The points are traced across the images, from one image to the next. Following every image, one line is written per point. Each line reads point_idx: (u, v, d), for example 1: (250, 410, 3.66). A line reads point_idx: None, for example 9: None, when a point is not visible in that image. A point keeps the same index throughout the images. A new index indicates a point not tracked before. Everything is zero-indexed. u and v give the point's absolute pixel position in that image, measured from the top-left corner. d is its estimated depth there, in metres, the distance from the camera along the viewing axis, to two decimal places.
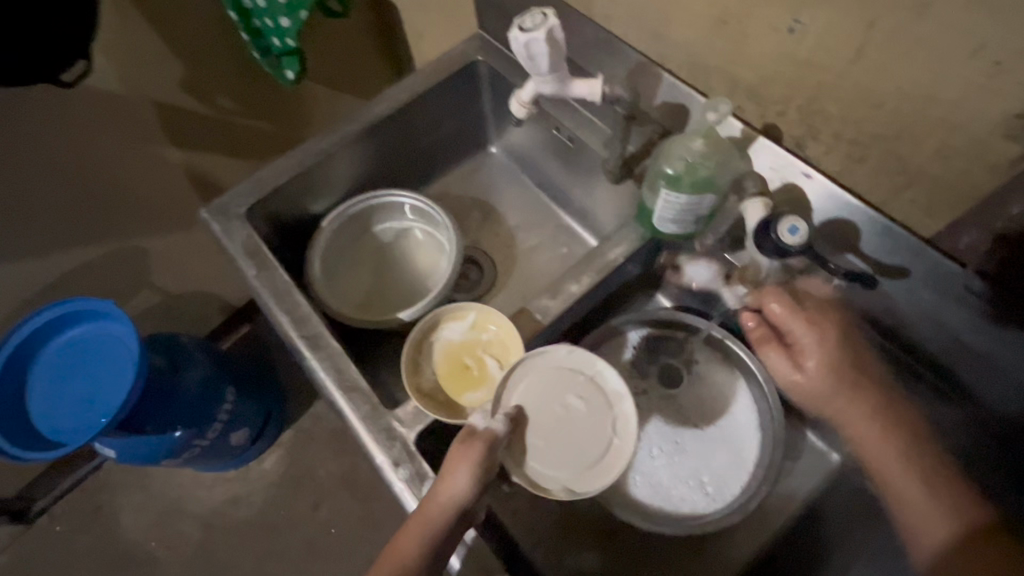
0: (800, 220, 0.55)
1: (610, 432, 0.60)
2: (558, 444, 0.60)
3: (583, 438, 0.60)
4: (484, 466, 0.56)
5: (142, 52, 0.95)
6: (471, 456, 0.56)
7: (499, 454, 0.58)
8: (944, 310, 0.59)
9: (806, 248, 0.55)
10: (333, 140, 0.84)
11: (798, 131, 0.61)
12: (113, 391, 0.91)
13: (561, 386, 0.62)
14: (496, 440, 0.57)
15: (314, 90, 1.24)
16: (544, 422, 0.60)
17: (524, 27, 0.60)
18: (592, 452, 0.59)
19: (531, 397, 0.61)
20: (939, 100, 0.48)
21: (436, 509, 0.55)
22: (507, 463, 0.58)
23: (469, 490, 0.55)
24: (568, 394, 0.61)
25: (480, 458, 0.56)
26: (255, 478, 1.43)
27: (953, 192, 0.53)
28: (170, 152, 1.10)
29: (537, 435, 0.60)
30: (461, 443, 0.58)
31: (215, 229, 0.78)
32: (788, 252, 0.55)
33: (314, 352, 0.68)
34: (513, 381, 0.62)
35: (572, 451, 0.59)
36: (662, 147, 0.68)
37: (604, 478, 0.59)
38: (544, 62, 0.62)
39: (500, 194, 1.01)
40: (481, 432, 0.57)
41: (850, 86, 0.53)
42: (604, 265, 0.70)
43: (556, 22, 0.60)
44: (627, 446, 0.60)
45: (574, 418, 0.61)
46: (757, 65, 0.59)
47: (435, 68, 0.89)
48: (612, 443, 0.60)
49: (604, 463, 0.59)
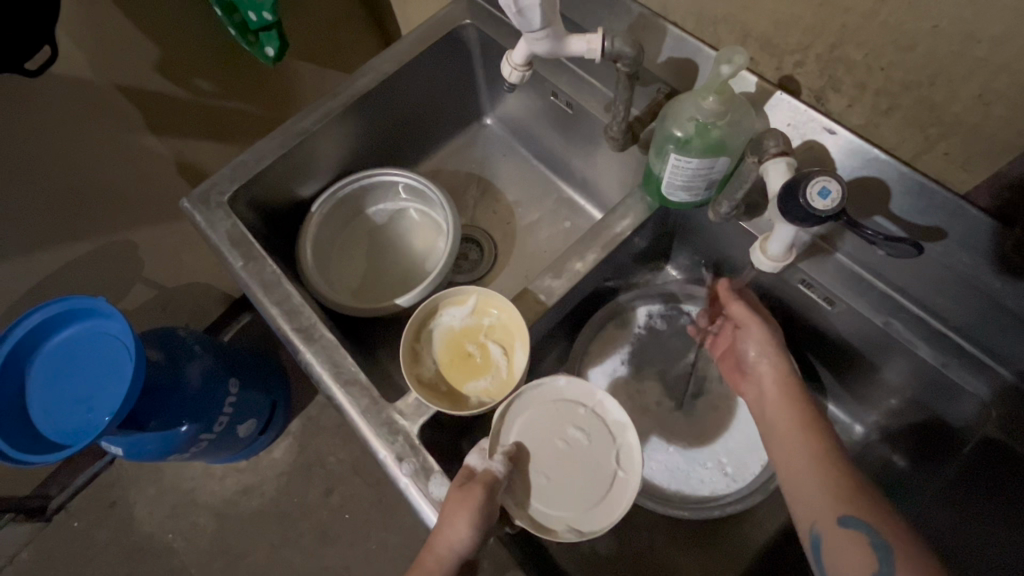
0: (832, 181, 0.50)
1: (614, 464, 0.58)
2: (560, 481, 0.57)
3: (587, 474, 0.58)
4: (486, 512, 0.52)
5: (110, 35, 0.89)
6: (470, 503, 0.52)
7: (500, 497, 0.55)
8: (979, 272, 0.55)
9: (840, 212, 0.49)
10: (315, 118, 0.79)
11: (818, 83, 0.56)
12: (111, 388, 0.89)
13: (562, 419, 0.60)
14: (495, 482, 0.54)
15: (298, 68, 1.18)
16: (545, 459, 0.58)
17: None
18: (596, 489, 0.57)
19: (531, 435, 0.59)
20: (984, 36, 0.43)
21: (432, 560, 0.52)
22: (509, 503, 0.55)
23: (470, 540, 0.51)
24: (568, 426, 0.60)
25: (479, 505, 0.52)
26: (265, 467, 1.43)
27: (993, 142, 0.48)
28: (150, 140, 1.05)
29: (539, 473, 0.57)
30: (459, 487, 0.54)
31: (197, 219, 0.74)
32: (821, 219, 0.49)
33: (308, 344, 0.65)
34: (514, 414, 0.60)
35: (576, 487, 0.57)
36: (669, 106, 0.61)
37: (612, 514, 0.56)
38: (534, 15, 0.56)
39: (497, 168, 0.97)
40: (480, 474, 0.55)
41: (878, 28, 0.48)
42: (610, 240, 0.66)
43: None
44: (633, 479, 0.58)
45: (573, 453, 0.59)
46: (772, 11, 0.54)
47: (419, 35, 0.83)
48: (618, 475, 0.58)
49: (611, 500, 0.56)
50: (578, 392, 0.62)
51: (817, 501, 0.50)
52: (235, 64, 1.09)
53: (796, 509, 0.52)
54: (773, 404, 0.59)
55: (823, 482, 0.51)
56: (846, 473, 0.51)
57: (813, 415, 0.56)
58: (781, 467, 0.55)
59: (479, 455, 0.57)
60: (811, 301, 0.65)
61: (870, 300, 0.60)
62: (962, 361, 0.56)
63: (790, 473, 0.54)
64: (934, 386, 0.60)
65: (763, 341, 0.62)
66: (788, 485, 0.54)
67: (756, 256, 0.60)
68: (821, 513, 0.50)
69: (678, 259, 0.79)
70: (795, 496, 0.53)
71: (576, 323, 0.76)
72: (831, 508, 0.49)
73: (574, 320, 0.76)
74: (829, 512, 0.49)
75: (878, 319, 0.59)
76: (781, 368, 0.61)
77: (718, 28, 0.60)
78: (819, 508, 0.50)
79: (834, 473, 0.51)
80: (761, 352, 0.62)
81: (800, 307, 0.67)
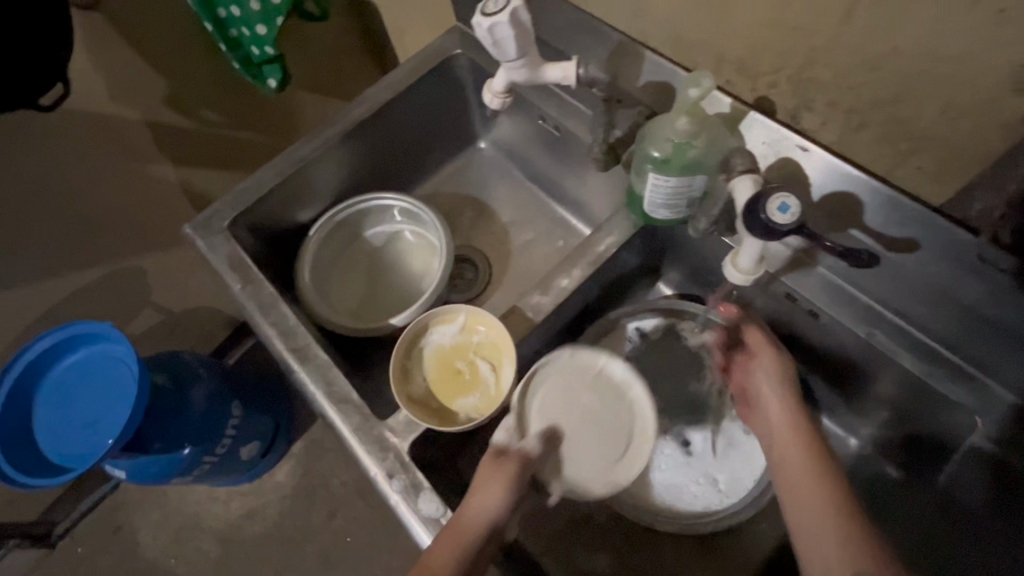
0: (791, 197, 0.51)
1: (629, 417, 0.65)
2: (587, 444, 0.63)
3: (608, 435, 0.63)
4: (519, 483, 0.58)
5: (120, 71, 0.93)
6: (504, 477, 0.57)
7: (533, 468, 0.60)
8: (958, 282, 0.53)
9: (800, 226, 0.51)
10: (314, 145, 0.83)
11: (792, 103, 0.58)
12: (116, 411, 0.91)
13: (574, 388, 0.65)
14: (529, 459, 0.60)
15: (301, 98, 1.23)
16: (568, 426, 0.63)
17: (487, 11, 0.57)
18: (619, 444, 0.63)
19: (551, 409, 0.63)
20: (944, 56, 0.45)
21: (469, 524, 0.54)
22: (545, 472, 0.61)
23: (502, 507, 0.56)
24: (581, 394, 0.65)
25: (514, 480, 0.57)
26: (269, 490, 1.43)
27: (963, 156, 0.49)
28: (157, 169, 1.09)
29: (564, 443, 0.62)
30: (492, 464, 0.59)
31: (199, 245, 0.76)
32: (779, 232, 0.51)
33: (302, 364, 0.67)
34: (530, 393, 0.64)
35: (602, 447, 0.63)
36: (646, 127, 0.63)
37: (635, 465, 0.63)
38: (511, 46, 0.59)
39: (492, 190, 0.99)
40: (512, 453, 0.60)
41: (844, 49, 0.50)
42: (596, 258, 0.67)
43: (520, 3, 0.56)
44: (649, 425, 0.64)
45: (591, 418, 0.64)
46: (743, 36, 0.56)
47: (413, 65, 0.86)
48: (635, 425, 0.64)
49: (630, 452, 0.63)
50: (583, 360, 0.66)
51: (825, 551, 0.51)
52: (240, 95, 1.13)
53: (805, 555, 0.52)
54: (786, 446, 0.59)
55: (833, 533, 0.51)
56: (858, 525, 0.51)
57: (824, 457, 0.57)
58: (788, 509, 0.55)
59: (507, 434, 0.61)
60: (798, 313, 0.66)
61: (854, 312, 0.61)
62: (947, 370, 0.57)
63: (800, 517, 0.54)
64: (923, 398, 0.60)
65: (774, 374, 0.63)
66: (796, 530, 0.54)
67: (727, 270, 0.61)
68: (830, 563, 0.50)
69: (669, 275, 0.80)
70: (804, 542, 0.52)
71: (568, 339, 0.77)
72: (841, 559, 0.50)
73: (567, 337, 0.77)
74: (841, 563, 0.49)
75: (861, 330, 0.60)
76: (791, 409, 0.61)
77: (695, 52, 0.62)
78: (828, 560, 0.50)
79: (844, 522, 0.51)
80: (773, 386, 0.63)
81: (789, 320, 0.68)
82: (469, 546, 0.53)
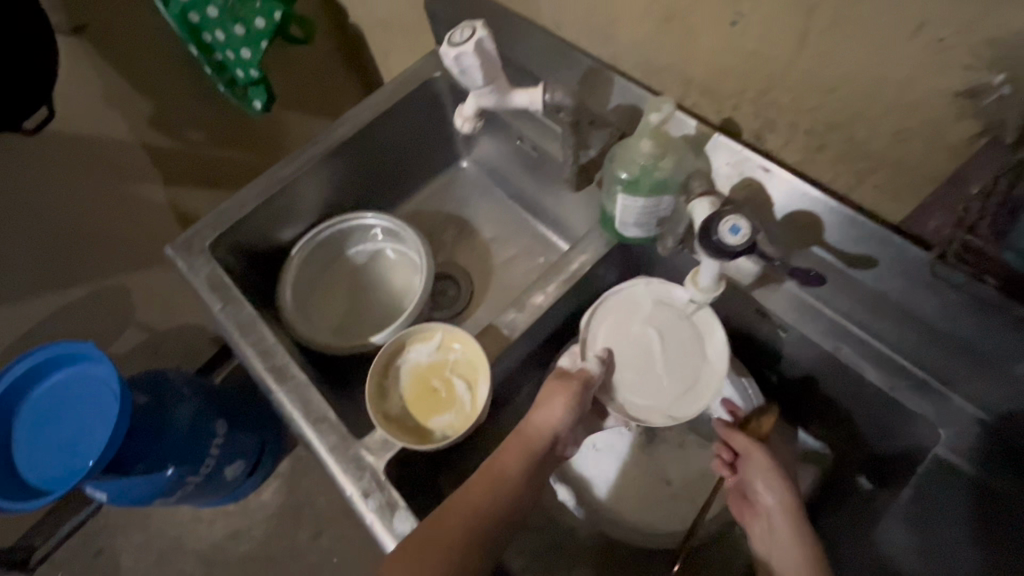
0: (742, 219, 0.52)
1: (702, 353, 0.66)
2: (652, 374, 0.66)
3: (675, 368, 0.66)
4: (579, 402, 0.64)
5: (104, 94, 0.94)
6: (568, 392, 0.64)
7: (592, 392, 0.66)
8: (916, 299, 0.55)
9: (751, 247, 0.52)
10: (296, 166, 0.84)
11: (755, 124, 0.60)
12: (96, 432, 0.90)
13: (650, 321, 0.68)
14: (591, 380, 0.65)
15: (287, 118, 1.25)
16: (636, 355, 0.68)
17: (454, 40, 0.59)
18: (685, 379, 0.66)
19: (617, 335, 0.69)
20: (889, 81, 0.47)
21: (534, 432, 0.63)
22: (602, 393, 0.67)
23: (563, 419, 0.63)
24: (657, 328, 0.68)
25: (576, 397, 0.64)
26: (254, 510, 1.42)
27: (915, 175, 0.51)
28: (142, 189, 1.10)
29: (628, 368, 0.67)
30: (557, 381, 0.66)
31: (179, 265, 0.77)
32: (731, 253, 0.52)
33: (280, 383, 0.67)
34: (598, 319, 0.69)
35: (667, 379, 0.66)
36: (615, 149, 0.65)
37: (698, 401, 0.64)
38: (478, 75, 0.62)
39: (474, 208, 1.00)
40: (576, 373, 0.66)
41: (799, 74, 0.52)
42: (572, 275, 0.69)
43: (486, 33, 0.59)
44: (720, 361, 0.65)
45: (660, 352, 0.67)
46: (706, 61, 0.58)
47: (395, 87, 0.88)
48: (707, 361, 0.66)
49: (697, 392, 0.65)
50: (658, 291, 0.70)
51: None
52: (226, 116, 1.15)
53: None
54: (786, 542, 0.59)
55: None
56: None
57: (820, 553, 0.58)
58: None
59: (571, 358, 0.68)
60: (770, 328, 0.68)
61: (821, 327, 0.62)
62: (910, 384, 0.58)
63: None
64: (890, 410, 0.61)
65: (771, 475, 0.64)
66: None
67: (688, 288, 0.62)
68: None
69: None
70: None
71: (548, 356, 0.78)
72: None
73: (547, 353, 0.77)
74: None
75: (828, 344, 0.62)
76: (786, 502, 0.62)
77: (663, 76, 0.65)
78: None
79: None
80: (771, 485, 0.63)
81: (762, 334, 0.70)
82: (534, 457, 0.62)
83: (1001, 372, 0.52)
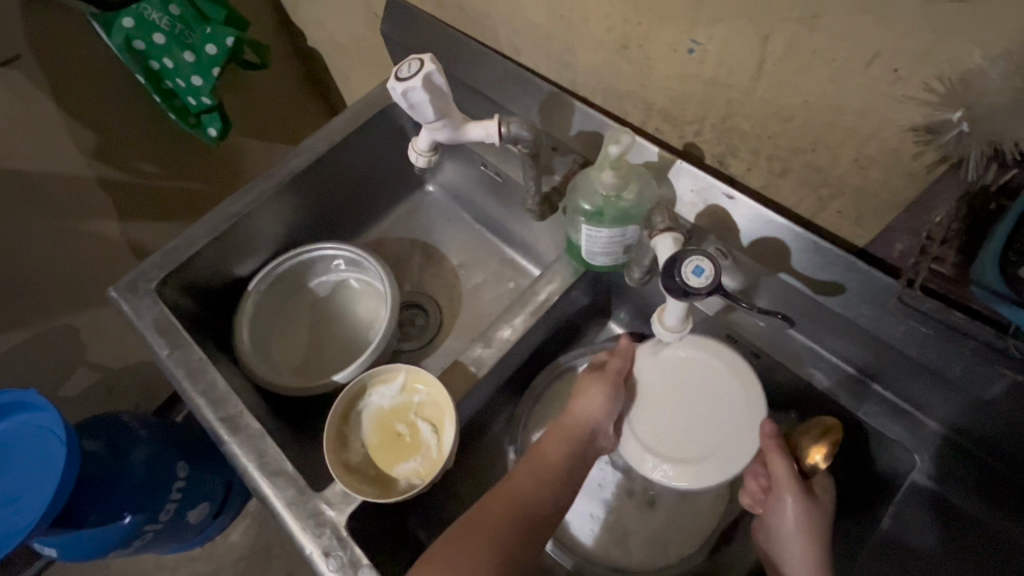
0: (705, 259, 0.50)
1: (720, 419, 0.61)
2: (685, 432, 0.61)
3: (697, 428, 0.61)
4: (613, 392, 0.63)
5: (43, 127, 0.89)
6: (601, 383, 0.64)
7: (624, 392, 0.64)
8: (884, 324, 0.54)
9: (715, 288, 0.50)
10: (250, 198, 0.80)
11: (718, 150, 0.59)
12: (38, 488, 0.83)
13: (715, 420, 0.61)
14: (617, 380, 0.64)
15: (244, 144, 1.20)
16: (678, 417, 0.62)
17: (401, 75, 0.57)
18: (707, 441, 0.60)
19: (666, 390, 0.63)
20: (846, 110, 0.46)
21: (572, 421, 0.63)
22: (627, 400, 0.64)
23: (600, 408, 0.62)
24: (695, 413, 0.62)
25: (611, 388, 0.63)
26: (221, 553, 1.35)
27: (877, 200, 0.51)
28: (89, 224, 1.04)
29: (682, 427, 0.61)
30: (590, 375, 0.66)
31: (123, 308, 0.72)
32: (696, 296, 0.50)
33: (233, 435, 0.63)
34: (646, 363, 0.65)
35: (694, 439, 0.60)
36: (577, 179, 0.64)
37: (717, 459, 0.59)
38: (426, 109, 0.60)
39: (440, 233, 0.97)
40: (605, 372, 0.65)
41: (758, 101, 0.51)
42: (540, 306, 0.67)
43: (434, 68, 0.57)
44: (728, 425, 0.60)
45: (688, 420, 0.62)
46: (665, 88, 0.58)
47: (353, 112, 0.85)
48: (720, 424, 0.60)
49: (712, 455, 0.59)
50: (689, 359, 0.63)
51: None
52: (178, 143, 1.10)
53: None
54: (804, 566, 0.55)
55: None
56: None
57: None
58: None
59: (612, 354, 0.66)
60: (742, 353, 0.67)
61: (791, 353, 0.62)
62: (881, 408, 0.58)
63: None
64: (864, 435, 0.60)
65: (801, 509, 0.56)
66: None
67: (655, 327, 0.60)
68: None
69: (619, 313, 0.78)
70: None
71: (520, 388, 0.75)
72: None
73: (518, 385, 0.74)
74: None
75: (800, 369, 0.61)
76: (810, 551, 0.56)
77: (624, 101, 0.64)
78: None
79: None
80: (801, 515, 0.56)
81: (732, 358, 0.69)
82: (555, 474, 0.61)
83: (967, 392, 0.51)
